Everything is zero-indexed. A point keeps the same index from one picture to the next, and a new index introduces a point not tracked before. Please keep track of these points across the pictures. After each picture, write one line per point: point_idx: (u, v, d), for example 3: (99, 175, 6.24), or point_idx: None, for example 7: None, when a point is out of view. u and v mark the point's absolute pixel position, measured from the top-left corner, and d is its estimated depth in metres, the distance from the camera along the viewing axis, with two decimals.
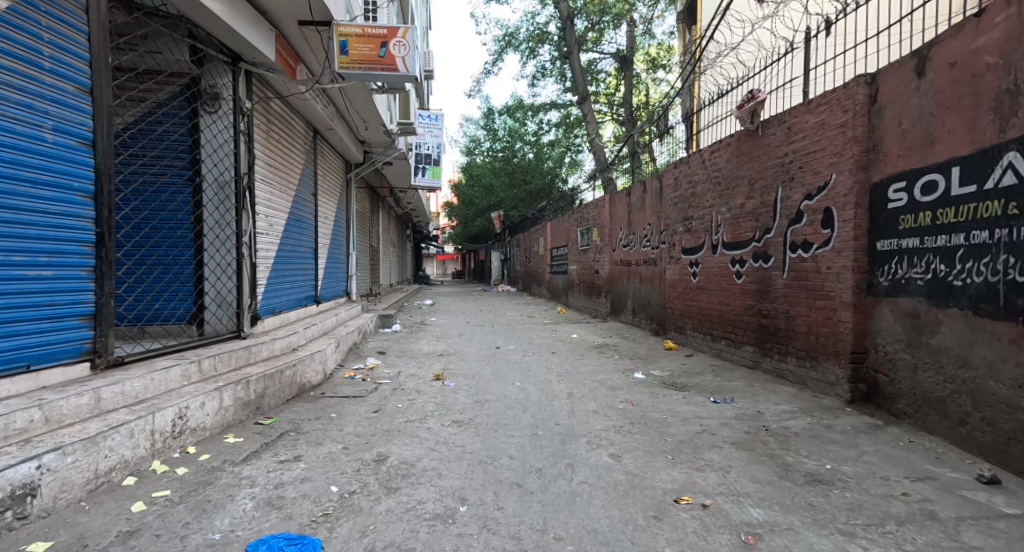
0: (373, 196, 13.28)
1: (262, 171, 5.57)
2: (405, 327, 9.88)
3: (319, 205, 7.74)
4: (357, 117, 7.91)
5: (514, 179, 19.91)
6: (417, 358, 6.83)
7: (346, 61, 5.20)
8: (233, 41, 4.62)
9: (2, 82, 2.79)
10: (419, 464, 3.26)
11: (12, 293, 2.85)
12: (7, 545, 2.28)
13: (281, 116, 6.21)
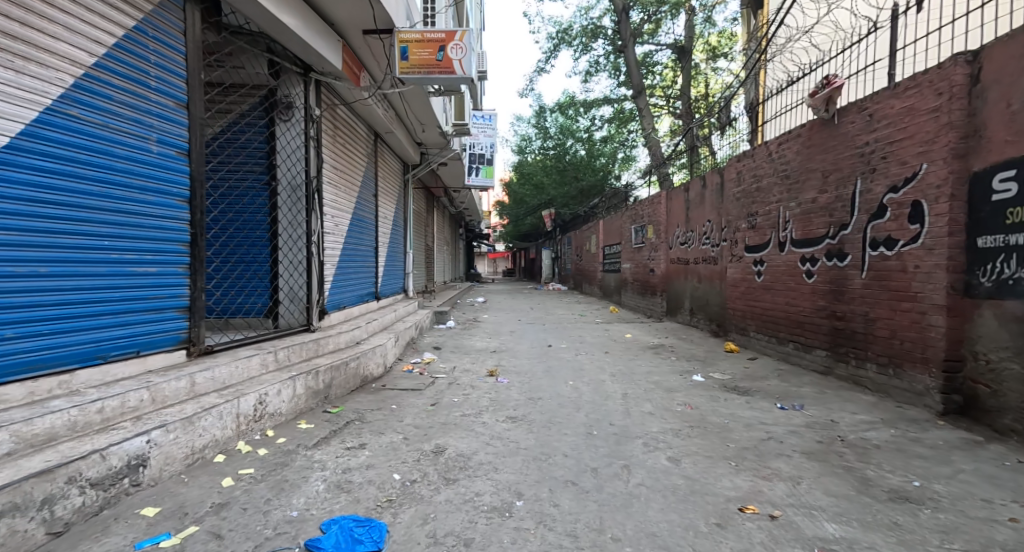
0: (428, 196, 13.58)
1: (329, 174, 5.85)
2: (458, 324, 10.04)
3: (379, 205, 8.02)
4: (414, 120, 8.12)
5: (565, 176, 19.75)
6: (471, 353, 6.94)
7: (407, 67, 5.34)
8: (305, 53, 4.86)
9: (118, 101, 3.08)
10: (475, 458, 3.32)
11: (124, 287, 3.14)
12: (124, 509, 2.52)
13: (347, 122, 6.49)
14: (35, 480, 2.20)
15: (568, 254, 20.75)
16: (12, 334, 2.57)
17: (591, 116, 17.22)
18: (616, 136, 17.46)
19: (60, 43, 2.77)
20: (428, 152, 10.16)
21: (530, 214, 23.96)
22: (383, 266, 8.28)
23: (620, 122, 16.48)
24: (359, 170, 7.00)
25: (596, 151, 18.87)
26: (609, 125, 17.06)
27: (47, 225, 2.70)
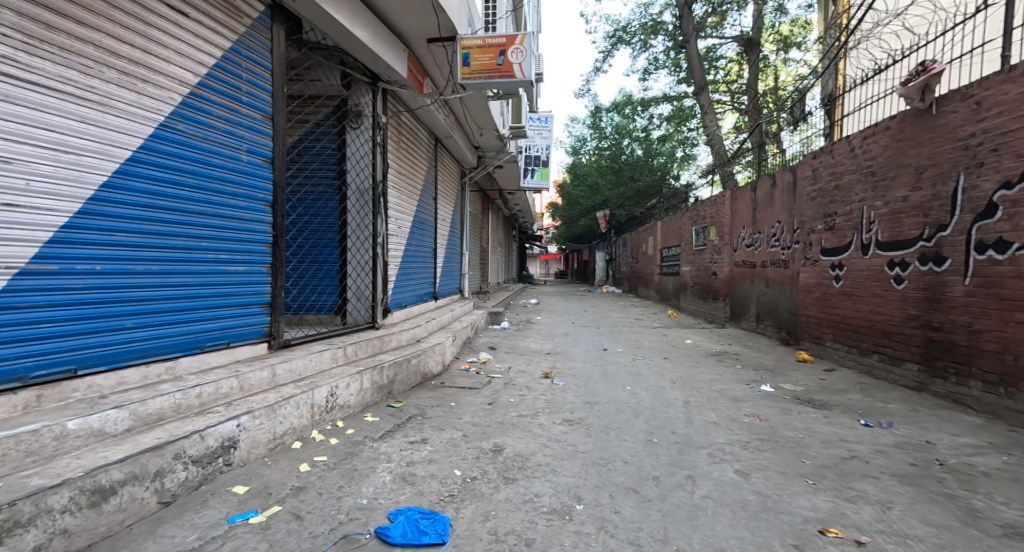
0: (484, 198, 13.73)
1: (394, 179, 6.08)
2: (512, 324, 10.11)
3: (438, 207, 8.22)
4: (473, 125, 8.26)
5: (621, 177, 19.28)
6: (526, 355, 6.97)
7: (469, 72, 5.35)
8: (374, 63, 5.07)
9: (216, 115, 3.34)
10: (533, 458, 3.33)
11: (218, 285, 3.41)
12: (218, 485, 2.74)
13: (410, 128, 6.71)
14: (149, 454, 2.43)
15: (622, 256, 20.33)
16: (130, 325, 2.84)
17: (649, 114, 16.67)
18: (674, 135, 16.92)
19: (172, 66, 3.04)
20: (485, 156, 10.28)
21: (584, 216, 23.56)
22: (441, 266, 8.48)
23: (678, 120, 15.89)
24: (421, 174, 7.22)
25: (653, 149, 18.31)
26: (667, 123, 16.50)
27: (159, 227, 2.97)
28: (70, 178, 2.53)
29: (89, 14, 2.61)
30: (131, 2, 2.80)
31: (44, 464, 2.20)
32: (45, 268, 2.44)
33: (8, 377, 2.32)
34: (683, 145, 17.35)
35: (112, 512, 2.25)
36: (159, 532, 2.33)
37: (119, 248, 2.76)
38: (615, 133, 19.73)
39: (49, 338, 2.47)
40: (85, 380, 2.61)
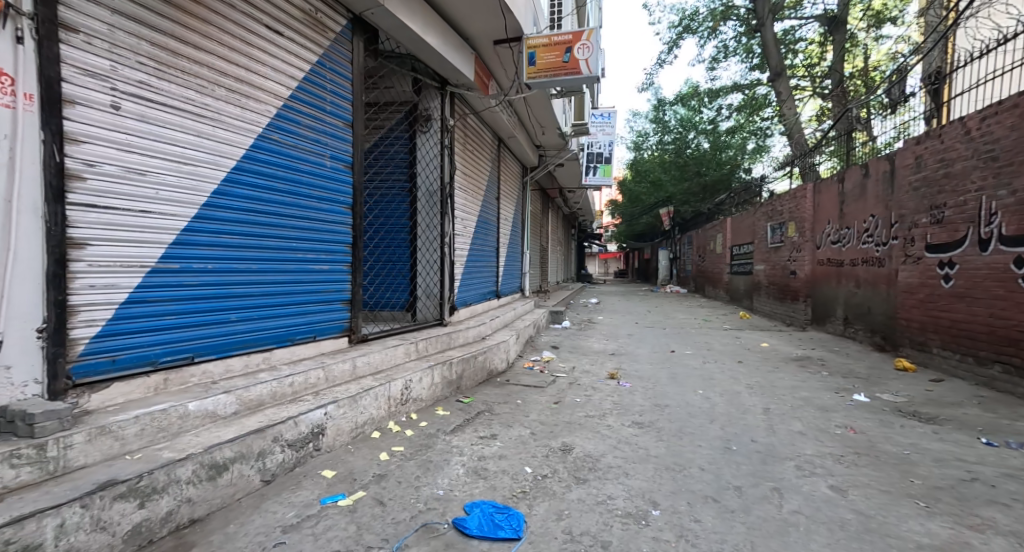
0: (544, 197, 13.66)
1: (460, 180, 6.20)
2: (575, 324, 9.99)
3: (501, 207, 8.30)
4: (535, 123, 8.24)
5: (686, 172, 18.55)
6: (590, 355, 6.86)
7: (534, 72, 5.28)
8: (443, 68, 5.18)
9: (304, 124, 3.55)
10: (603, 460, 3.26)
11: (306, 282, 3.62)
12: (310, 468, 2.92)
13: (476, 129, 6.80)
14: (254, 436, 2.62)
15: (688, 255, 19.57)
16: (235, 319, 3.07)
17: (717, 105, 15.83)
18: (746, 125, 15.99)
19: (269, 81, 3.26)
20: (546, 155, 10.21)
21: (647, 213, 22.83)
22: (503, 265, 8.55)
23: (751, 109, 14.91)
24: (485, 173, 7.31)
25: (719, 144, 17.31)
26: (737, 114, 15.57)
27: (257, 229, 3.19)
28: (190, 188, 2.76)
29: (204, 39, 2.84)
30: (236, 25, 3.02)
31: (169, 440, 2.42)
32: (169, 267, 2.69)
33: (142, 362, 2.57)
34: (755, 136, 16.09)
35: (225, 486, 2.46)
36: (263, 507, 2.51)
37: (225, 249, 2.99)
38: (680, 127, 19.04)
39: (173, 328, 2.71)
40: (200, 367, 2.85)
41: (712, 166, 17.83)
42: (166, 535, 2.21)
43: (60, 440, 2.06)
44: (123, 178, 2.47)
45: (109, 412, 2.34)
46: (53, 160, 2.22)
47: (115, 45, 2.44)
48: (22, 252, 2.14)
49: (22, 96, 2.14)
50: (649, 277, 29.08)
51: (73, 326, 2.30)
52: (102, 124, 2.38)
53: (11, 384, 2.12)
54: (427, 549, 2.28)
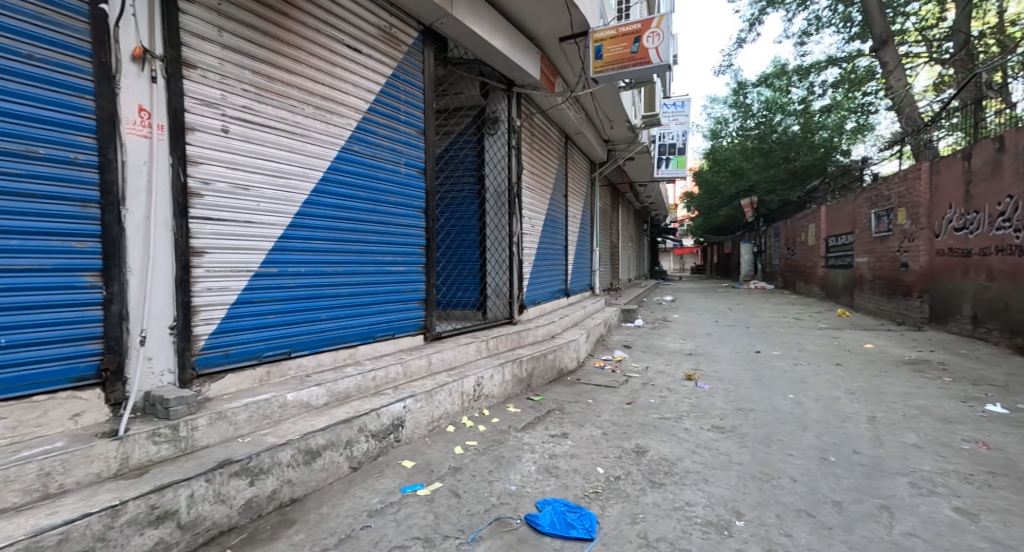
0: (614, 192, 13.45)
1: (528, 180, 6.28)
2: (647, 323, 9.77)
3: (569, 205, 8.30)
4: (603, 118, 8.14)
5: (770, 159, 17.39)
6: (665, 355, 6.72)
7: (601, 65, 5.23)
8: (510, 70, 5.29)
9: (380, 133, 3.76)
10: (680, 464, 3.21)
11: (384, 283, 3.83)
12: (390, 458, 3.11)
13: (542, 128, 6.85)
14: (342, 425, 2.84)
15: (775, 249, 18.46)
16: (325, 317, 3.33)
17: (809, 82, 14.74)
18: (843, 103, 14.73)
19: (351, 97, 3.51)
20: (615, 149, 10.05)
21: (727, 205, 21.74)
22: (572, 262, 8.54)
23: (851, 84, 13.68)
24: (552, 172, 7.35)
25: (811, 125, 15.92)
26: (834, 91, 14.28)
27: (342, 234, 3.44)
28: (284, 200, 3.04)
29: (295, 63, 3.11)
30: (321, 48, 3.28)
31: (271, 427, 2.68)
32: (269, 271, 2.97)
33: (249, 356, 2.87)
34: (854, 112, 14.69)
35: (319, 470, 2.70)
36: (351, 492, 2.72)
37: (316, 253, 3.25)
38: (764, 110, 17.85)
39: (274, 326, 3.00)
40: (295, 361, 3.13)
41: (802, 151, 16.46)
42: (272, 511, 2.47)
43: (188, 423, 2.35)
44: (231, 194, 2.76)
45: (225, 399, 2.63)
46: (178, 181, 2.53)
47: (223, 75, 2.73)
48: (157, 261, 2.46)
49: (156, 127, 2.46)
50: (731, 273, 27.74)
51: (196, 324, 2.62)
52: (213, 146, 2.69)
53: (152, 373, 2.44)
54: (500, 543, 2.37)
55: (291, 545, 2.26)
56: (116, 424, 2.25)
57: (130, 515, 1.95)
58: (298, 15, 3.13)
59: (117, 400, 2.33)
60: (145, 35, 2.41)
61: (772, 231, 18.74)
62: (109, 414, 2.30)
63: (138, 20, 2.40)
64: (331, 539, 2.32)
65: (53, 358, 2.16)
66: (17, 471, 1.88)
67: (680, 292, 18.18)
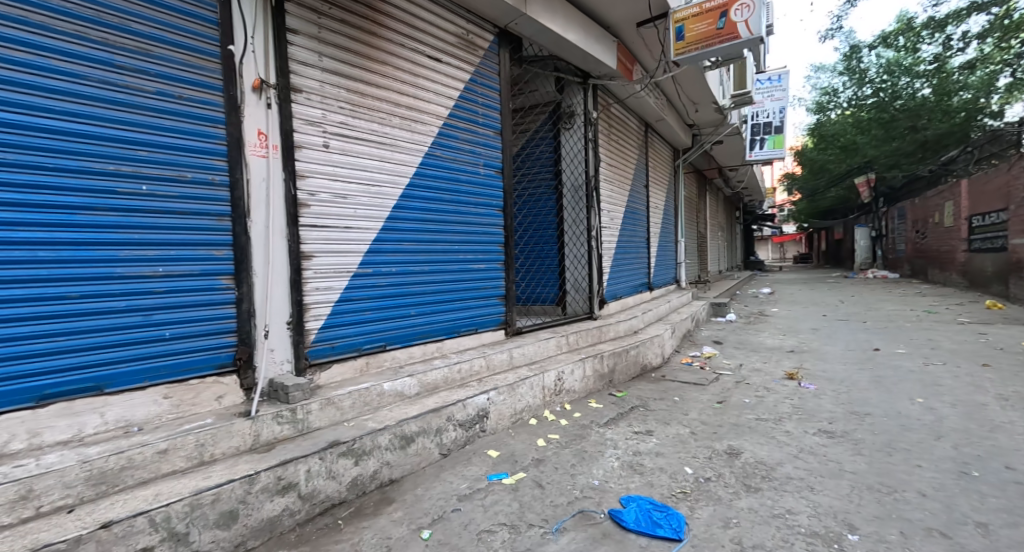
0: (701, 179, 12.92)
1: (605, 172, 6.25)
2: (741, 318, 9.29)
3: (650, 196, 8.12)
4: (686, 102, 7.84)
5: (890, 131, 14.69)
6: (762, 352, 6.36)
7: (682, 47, 5.01)
8: (586, 62, 5.29)
9: (461, 137, 3.94)
10: (781, 469, 3.03)
11: (467, 281, 4.01)
12: (477, 447, 3.28)
13: (620, 119, 6.77)
14: (432, 414, 3.03)
15: (899, 232, 16.64)
16: (414, 314, 3.56)
17: (946, 34, 12.64)
18: (994, 55, 11.84)
19: (432, 104, 3.71)
20: (701, 133, 9.63)
21: (834, 186, 19.84)
22: (655, 256, 8.35)
23: (1005, 31, 11.02)
24: (631, 164, 7.23)
25: (946, 84, 13.09)
26: (980, 43, 11.76)
27: (427, 235, 3.65)
28: (378, 206, 3.29)
29: (383, 78, 3.35)
30: (405, 60, 3.49)
31: (372, 413, 2.93)
32: (366, 272, 3.24)
33: (351, 349, 3.15)
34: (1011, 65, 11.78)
35: (413, 455, 2.91)
36: (442, 476, 2.91)
37: (405, 254, 3.49)
38: (885, 74, 14.84)
39: (371, 322, 3.26)
40: (390, 353, 3.38)
41: (936, 117, 13.57)
42: (373, 489, 2.71)
43: (303, 407, 2.63)
44: (333, 203, 3.04)
45: (333, 387, 2.92)
46: (289, 195, 2.83)
47: (323, 96, 3.02)
48: (276, 264, 2.78)
49: (271, 147, 2.77)
50: (843, 262, 25.43)
51: (307, 319, 2.92)
52: (316, 159, 2.98)
53: (275, 363, 2.76)
54: (584, 535, 2.42)
55: (391, 521, 2.47)
56: (248, 405, 2.58)
57: (262, 484, 2.24)
58: (385, 32, 3.36)
59: (248, 385, 2.67)
60: (262, 67, 2.72)
61: (892, 210, 17.13)
62: (243, 398, 2.64)
63: (257, 53, 2.70)
64: (425, 518, 2.50)
65: (200, 349, 2.51)
66: (180, 441, 2.22)
67: (779, 283, 17.05)
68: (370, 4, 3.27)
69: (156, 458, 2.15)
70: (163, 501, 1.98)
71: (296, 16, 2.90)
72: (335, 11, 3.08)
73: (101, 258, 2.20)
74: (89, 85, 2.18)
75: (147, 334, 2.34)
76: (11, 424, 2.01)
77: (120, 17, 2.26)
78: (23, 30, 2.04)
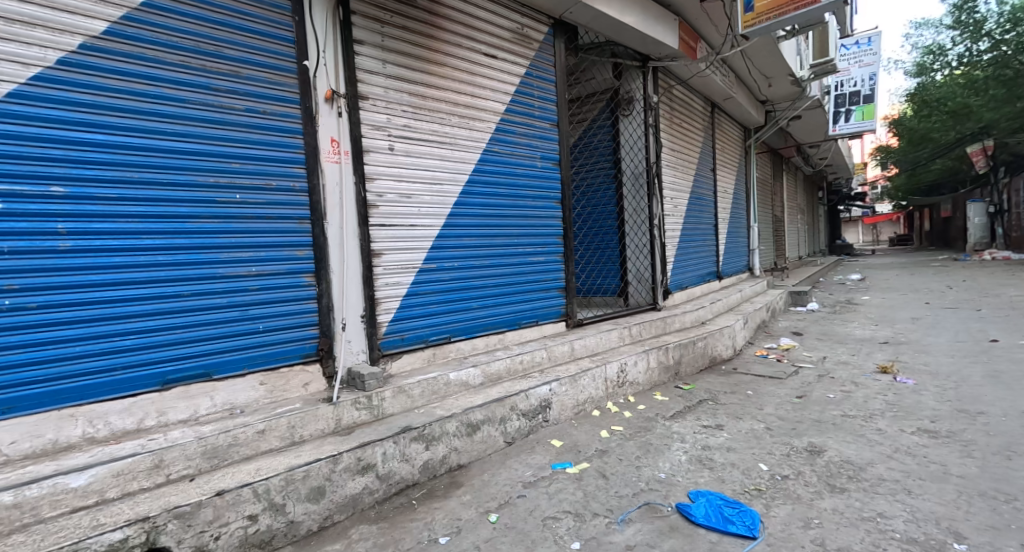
0: (778, 158, 12.24)
1: (667, 157, 6.09)
2: (826, 307, 8.74)
3: (717, 180, 7.81)
4: (757, 76, 7.44)
5: (1016, 88, 12.94)
6: (849, 344, 5.98)
7: (753, 18, 4.79)
8: (645, 45, 5.16)
9: (517, 131, 3.99)
10: (871, 470, 2.86)
11: (527, 273, 4.07)
12: (540, 436, 3.35)
13: (682, 100, 6.55)
14: (497, 403, 3.13)
15: None
16: (477, 307, 3.67)
17: None
18: None
19: (489, 101, 3.78)
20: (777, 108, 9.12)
21: (942, 158, 17.95)
22: (724, 243, 8.04)
23: None
24: (695, 148, 6.99)
25: None
26: None
27: (487, 230, 3.74)
28: (439, 204, 3.42)
29: (443, 79, 3.46)
30: (462, 60, 3.58)
31: (439, 401, 3.07)
32: (430, 267, 3.37)
33: (419, 340, 3.30)
34: None
35: (480, 442, 3.03)
36: (507, 463, 3.01)
37: (466, 249, 3.59)
38: (1007, 25, 12.93)
39: (436, 314, 3.40)
40: (455, 344, 3.51)
41: None
42: (443, 473, 2.85)
43: (378, 394, 2.81)
44: (399, 202, 3.20)
45: (404, 375, 3.08)
46: (360, 197, 3.00)
47: (388, 101, 3.17)
48: (351, 261, 2.96)
49: (342, 152, 2.94)
50: (954, 243, 23.15)
51: (379, 313, 3.10)
52: (383, 161, 3.13)
53: (352, 353, 2.95)
54: (650, 527, 2.42)
55: (460, 503, 2.60)
56: (330, 392, 2.78)
57: (344, 463, 2.42)
58: (443, 35, 3.47)
59: (330, 373, 2.87)
60: (332, 79, 2.89)
61: (1016, 180, 15.72)
62: (325, 385, 2.85)
63: (328, 67, 2.88)
64: (493, 502, 2.61)
65: (288, 340, 2.73)
66: (275, 423, 2.44)
67: (868, 269, 15.85)
68: (428, 8, 3.38)
69: (256, 437, 2.38)
70: (263, 475, 2.20)
71: (362, 27, 3.05)
72: (396, 18, 3.21)
73: (207, 260, 2.46)
74: (193, 109, 2.42)
75: (244, 328, 2.58)
76: (143, 404, 2.29)
77: (215, 45, 2.49)
78: (140, 64, 2.29)
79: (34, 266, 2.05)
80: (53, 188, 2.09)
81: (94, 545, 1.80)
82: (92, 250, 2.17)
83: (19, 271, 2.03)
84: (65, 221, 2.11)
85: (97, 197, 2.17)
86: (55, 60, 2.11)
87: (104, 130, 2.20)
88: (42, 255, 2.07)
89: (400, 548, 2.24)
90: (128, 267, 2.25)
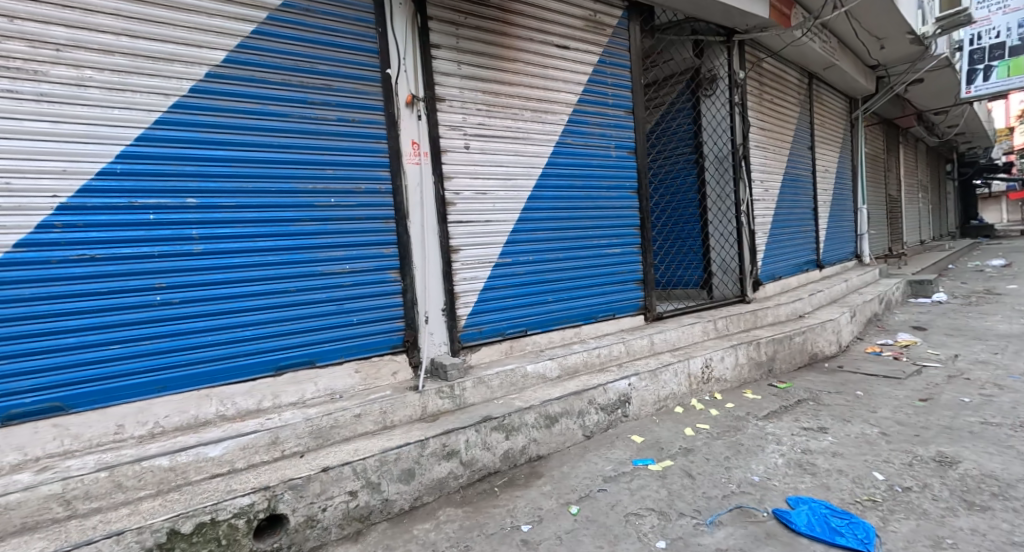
0: (891, 128, 11.11)
1: (755, 136, 5.75)
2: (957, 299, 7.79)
3: (817, 158, 7.25)
4: (866, 37, 6.77)
5: None
6: (990, 341, 5.33)
7: None
8: (728, 18, 4.90)
9: (590, 122, 3.97)
10: (1021, 487, 2.55)
11: (603, 266, 4.04)
12: (621, 431, 3.33)
13: (772, 74, 6.15)
14: (574, 397, 3.15)
15: None
16: (552, 300, 3.70)
17: None
18: None
19: (562, 93, 3.79)
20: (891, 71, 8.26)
21: None
22: (826, 230, 7.48)
23: None
24: (788, 124, 6.53)
25: None
26: None
27: (562, 222, 3.76)
28: (512, 198, 3.48)
29: (515, 74, 3.52)
30: (534, 53, 3.61)
31: (518, 393, 3.14)
32: (505, 262, 3.45)
33: (496, 332, 3.40)
34: None
35: (559, 434, 3.07)
36: (587, 457, 3.02)
37: (540, 243, 3.64)
38: None
39: (512, 307, 3.48)
40: (532, 337, 3.57)
41: None
42: (524, 463, 2.92)
43: (459, 384, 2.93)
44: (475, 200, 3.31)
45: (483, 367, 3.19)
46: (439, 196, 3.14)
47: (462, 101, 3.27)
48: (432, 257, 3.11)
49: (422, 154, 3.09)
50: None
51: (459, 306, 3.23)
52: (459, 160, 3.25)
53: (434, 344, 3.10)
54: (743, 532, 2.34)
55: (541, 493, 2.66)
56: (416, 381, 2.94)
57: (431, 449, 2.56)
58: (515, 31, 3.52)
59: (415, 363, 3.03)
60: (411, 84, 3.04)
61: None
62: (412, 374, 3.01)
63: (408, 73, 3.03)
64: (573, 495, 2.64)
65: (377, 331, 2.92)
66: (369, 408, 2.62)
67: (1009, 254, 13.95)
68: (501, 6, 3.44)
69: (354, 420, 2.57)
70: (360, 455, 2.38)
71: (438, 32, 3.17)
72: (471, 20, 3.31)
73: (309, 258, 2.69)
74: (294, 122, 2.65)
75: (340, 320, 2.79)
76: (261, 388, 2.56)
77: (310, 62, 2.70)
78: (250, 86, 2.54)
79: (175, 267, 2.36)
80: (188, 199, 2.39)
81: (229, 507, 2.04)
82: (218, 252, 2.46)
83: (165, 272, 2.34)
84: (198, 228, 2.41)
85: (221, 206, 2.46)
86: (187, 89, 2.39)
87: (222, 145, 2.46)
88: (181, 257, 2.37)
89: (484, 533, 2.34)
90: (245, 265, 2.53)
